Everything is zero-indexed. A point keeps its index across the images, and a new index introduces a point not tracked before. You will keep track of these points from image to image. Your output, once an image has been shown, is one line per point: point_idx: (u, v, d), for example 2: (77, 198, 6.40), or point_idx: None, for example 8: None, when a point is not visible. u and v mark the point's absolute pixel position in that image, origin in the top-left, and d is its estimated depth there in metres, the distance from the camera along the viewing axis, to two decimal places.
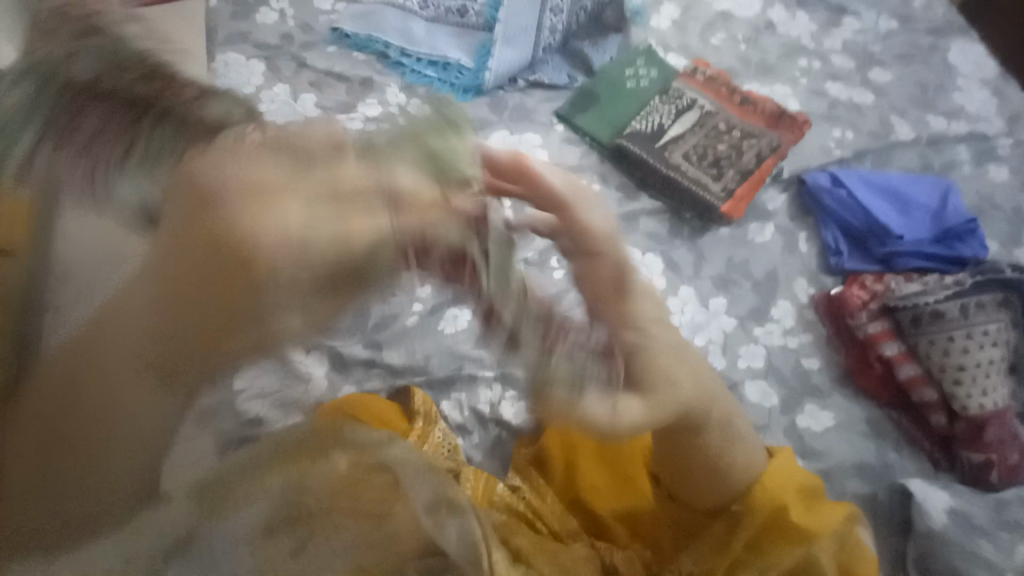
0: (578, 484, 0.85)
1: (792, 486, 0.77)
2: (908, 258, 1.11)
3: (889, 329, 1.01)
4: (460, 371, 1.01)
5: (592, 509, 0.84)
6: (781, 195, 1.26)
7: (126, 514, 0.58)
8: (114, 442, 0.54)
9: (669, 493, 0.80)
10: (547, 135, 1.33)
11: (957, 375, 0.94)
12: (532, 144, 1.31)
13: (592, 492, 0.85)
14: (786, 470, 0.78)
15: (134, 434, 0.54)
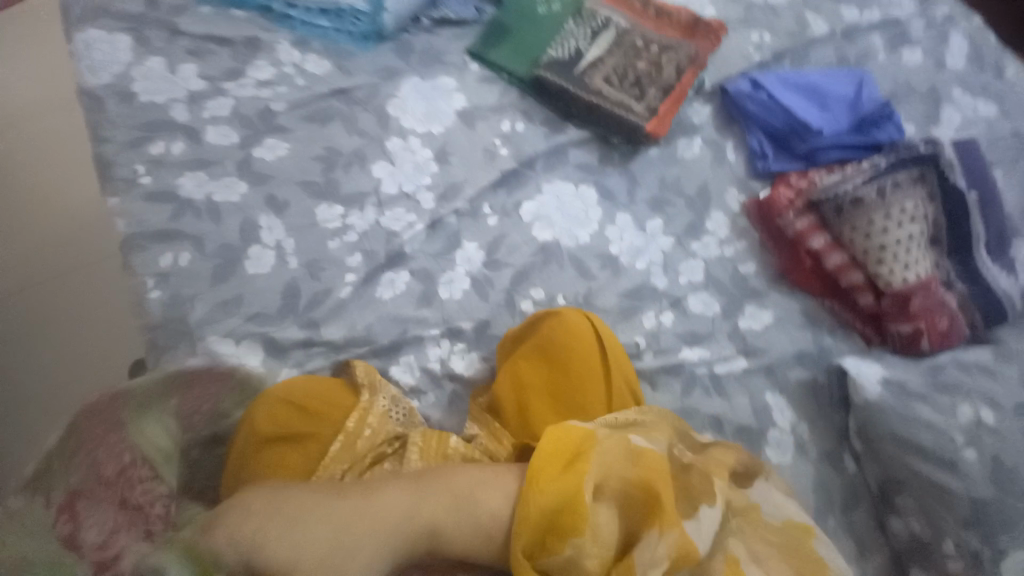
0: (530, 423, 0.82)
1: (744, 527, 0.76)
2: (829, 151, 1.13)
3: (815, 222, 1.05)
4: (405, 334, 0.97)
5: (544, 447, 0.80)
6: (706, 108, 1.24)
7: None
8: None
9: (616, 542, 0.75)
10: (463, 76, 1.24)
11: (879, 254, 0.98)
12: (447, 88, 1.23)
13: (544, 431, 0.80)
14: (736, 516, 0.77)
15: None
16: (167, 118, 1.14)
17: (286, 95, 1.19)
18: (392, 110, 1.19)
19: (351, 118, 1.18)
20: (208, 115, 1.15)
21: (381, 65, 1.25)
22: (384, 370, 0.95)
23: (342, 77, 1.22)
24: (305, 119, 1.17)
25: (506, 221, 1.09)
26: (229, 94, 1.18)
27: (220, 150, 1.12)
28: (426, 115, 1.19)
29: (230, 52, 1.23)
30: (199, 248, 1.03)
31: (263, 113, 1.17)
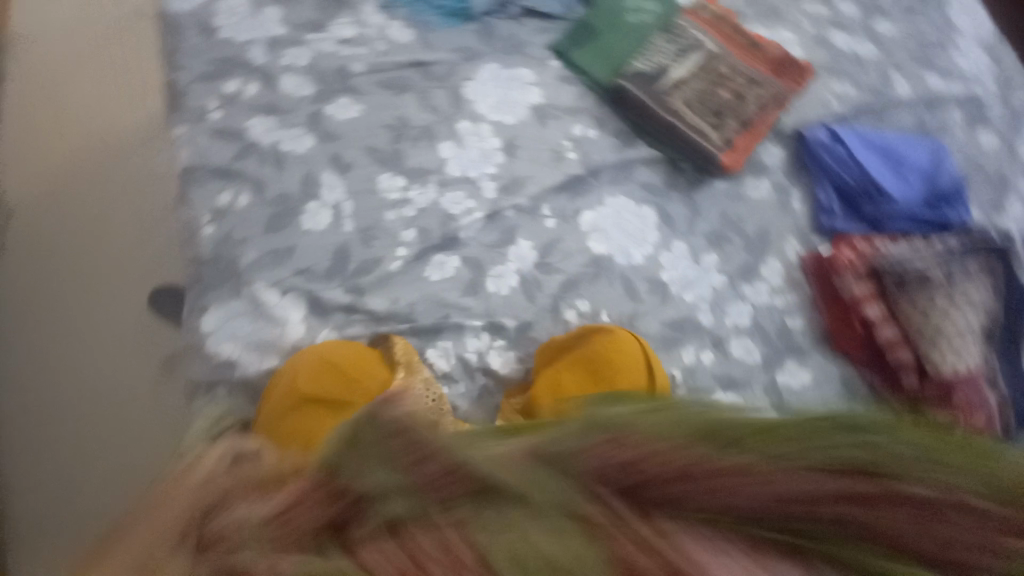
0: None
1: None
2: (896, 222, 1.13)
3: (874, 291, 1.07)
4: (448, 320, 0.98)
5: None
6: (779, 149, 1.22)
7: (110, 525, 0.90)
8: None
9: None
10: (542, 71, 1.23)
11: (931, 336, 1.01)
12: (525, 80, 1.21)
13: None
14: None
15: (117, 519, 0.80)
16: (244, 58, 1.13)
17: (364, 56, 1.18)
18: (467, 92, 1.18)
19: (426, 92, 1.17)
20: (285, 62, 1.14)
21: (463, 44, 1.23)
22: (421, 351, 0.96)
23: (423, 49, 1.21)
24: (380, 85, 1.16)
25: (563, 225, 1.09)
26: (308, 45, 1.17)
27: (291, 100, 1.11)
28: (500, 105, 1.18)
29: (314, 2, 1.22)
30: (259, 194, 1.02)
31: (339, 70, 1.16)
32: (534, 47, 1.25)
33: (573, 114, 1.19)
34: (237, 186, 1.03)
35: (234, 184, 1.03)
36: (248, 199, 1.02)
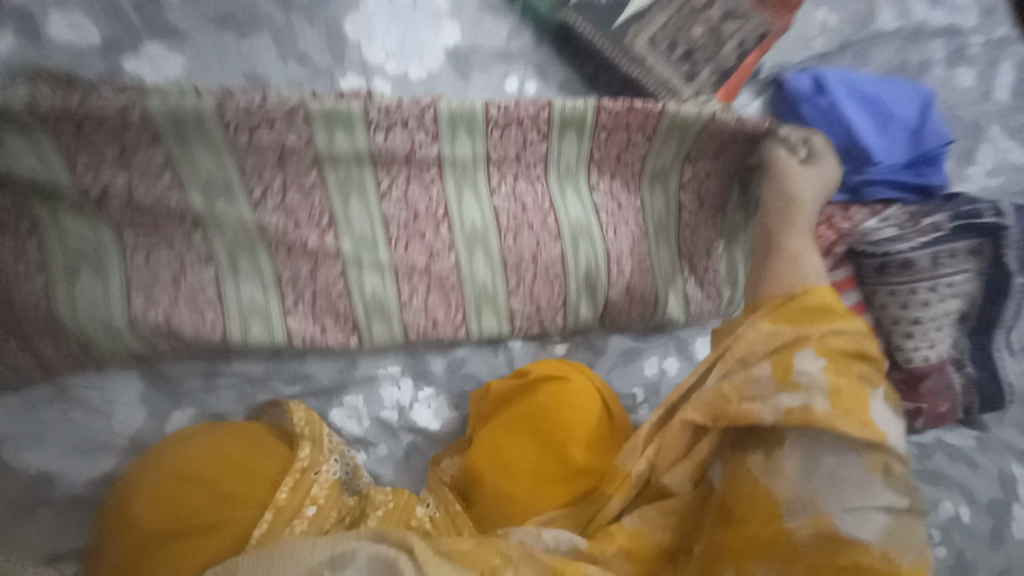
0: (505, 495, 0.67)
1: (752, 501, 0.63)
2: (877, 187, 0.97)
3: (851, 277, 0.91)
4: (354, 370, 0.75)
5: (497, 515, 0.68)
6: (754, 102, 1.02)
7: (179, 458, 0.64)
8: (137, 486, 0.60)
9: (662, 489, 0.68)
10: (661, 146, 0.85)
11: (909, 327, 0.88)
12: (694, 256, 0.89)
13: (504, 479, 0.68)
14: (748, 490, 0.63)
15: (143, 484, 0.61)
16: (285, 161, 0.72)
17: (315, 210, 0.73)
18: (514, 184, 0.81)
19: (443, 306, 0.77)
20: (248, 293, 0.70)
21: (484, 180, 0.80)
22: (323, 414, 0.74)
23: (346, 220, 0.74)
24: (310, 284, 0.73)
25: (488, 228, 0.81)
26: (373, 128, 0.73)
27: (222, 172, 0.70)
28: (630, 296, 0.85)
29: (246, 312, 0.70)
30: (131, 255, 0.68)
31: (365, 317, 0.74)
32: (614, 271, 0.83)
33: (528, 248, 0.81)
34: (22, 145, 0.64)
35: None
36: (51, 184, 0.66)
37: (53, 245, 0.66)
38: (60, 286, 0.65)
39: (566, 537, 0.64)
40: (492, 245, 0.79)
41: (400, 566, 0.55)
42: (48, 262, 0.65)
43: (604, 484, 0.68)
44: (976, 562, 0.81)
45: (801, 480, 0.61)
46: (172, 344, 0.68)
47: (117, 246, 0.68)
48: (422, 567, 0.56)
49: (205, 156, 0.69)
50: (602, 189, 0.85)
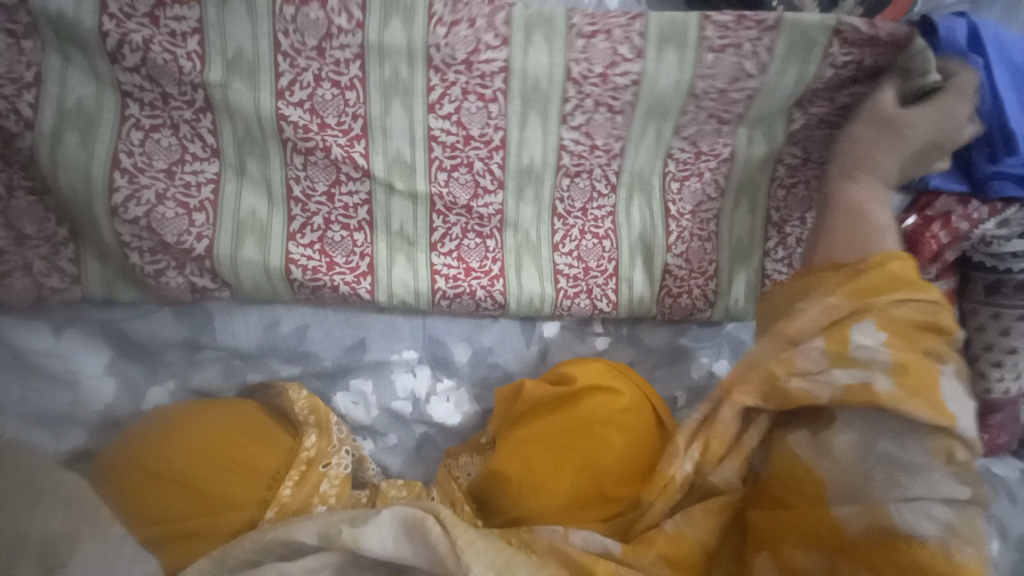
0: (527, 502, 0.59)
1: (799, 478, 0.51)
2: (1008, 183, 0.77)
3: (953, 289, 0.78)
4: (364, 351, 0.64)
5: (518, 520, 0.60)
6: None
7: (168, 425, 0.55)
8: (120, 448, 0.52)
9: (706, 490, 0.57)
10: (776, 82, 0.62)
11: (1003, 356, 0.76)
12: (790, 228, 0.71)
13: (528, 493, 0.59)
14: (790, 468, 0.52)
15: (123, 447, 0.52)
16: (327, 45, 0.55)
17: (346, 111, 0.58)
18: (591, 116, 0.63)
19: (485, 256, 0.64)
20: (245, 216, 0.58)
21: (557, 105, 0.62)
22: (326, 400, 0.63)
23: (381, 129, 0.59)
24: (325, 206, 0.59)
25: (537, 180, 0.65)
26: (435, 22, 0.56)
27: (256, 47, 0.54)
28: (688, 272, 0.71)
29: (241, 227, 0.58)
30: (126, 131, 0.55)
31: (386, 245, 0.61)
32: (672, 232, 0.70)
33: (584, 164, 0.66)
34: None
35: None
36: (69, 26, 0.50)
37: (46, 102, 0.52)
38: (47, 147, 0.53)
39: (597, 540, 0.54)
40: (545, 187, 0.65)
41: (429, 528, 0.49)
42: (36, 120, 0.52)
43: (643, 489, 0.57)
44: None
45: (850, 463, 0.48)
46: (151, 251, 0.57)
47: (116, 120, 0.54)
48: (451, 529, 0.49)
49: (239, 19, 0.53)
50: (688, 135, 0.66)
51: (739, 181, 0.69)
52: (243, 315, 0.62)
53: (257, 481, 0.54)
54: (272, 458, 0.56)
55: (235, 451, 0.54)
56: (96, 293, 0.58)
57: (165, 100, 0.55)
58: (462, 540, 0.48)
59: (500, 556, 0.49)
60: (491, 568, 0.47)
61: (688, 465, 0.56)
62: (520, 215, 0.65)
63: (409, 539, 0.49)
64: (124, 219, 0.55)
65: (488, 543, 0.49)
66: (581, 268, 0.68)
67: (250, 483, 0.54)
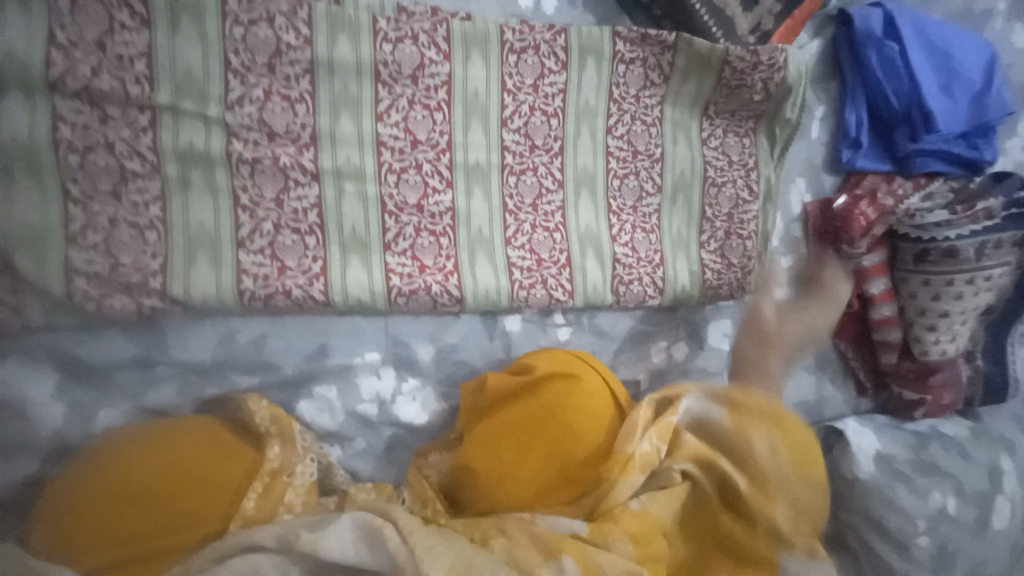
0: (495, 492, 0.60)
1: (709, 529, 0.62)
2: (928, 158, 0.85)
3: (884, 261, 0.83)
4: (326, 358, 0.63)
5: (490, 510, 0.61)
6: (814, 41, 0.85)
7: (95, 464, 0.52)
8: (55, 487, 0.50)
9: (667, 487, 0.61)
10: (678, 90, 0.73)
11: (935, 319, 0.81)
12: (718, 221, 0.78)
13: (495, 482, 0.60)
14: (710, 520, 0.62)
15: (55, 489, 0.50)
16: (278, 62, 0.57)
17: (297, 121, 0.59)
18: (529, 119, 0.69)
19: (442, 254, 0.66)
20: (191, 226, 0.56)
21: (497, 111, 0.67)
22: (289, 410, 0.63)
23: (329, 136, 0.60)
24: (274, 212, 0.59)
25: (486, 178, 0.68)
26: (381, 39, 0.61)
27: (205, 66, 0.55)
28: (637, 259, 0.75)
29: (192, 241, 0.56)
30: (64, 156, 0.52)
31: (338, 249, 0.61)
32: (614, 226, 0.74)
33: (527, 162, 0.69)
34: (3, 7, 0.49)
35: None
36: (7, 58, 0.49)
37: None
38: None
39: (566, 525, 0.57)
40: (492, 186, 0.68)
41: (384, 534, 0.51)
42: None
43: (603, 469, 0.60)
44: (948, 542, 0.84)
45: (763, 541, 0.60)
46: (98, 280, 0.53)
47: (50, 146, 0.52)
48: (407, 534, 0.51)
49: (188, 40, 0.54)
50: (621, 134, 0.73)
51: (672, 176, 0.75)
52: (198, 329, 0.58)
53: (212, 496, 0.52)
54: (231, 473, 0.54)
55: (186, 469, 0.52)
56: (32, 324, 0.53)
57: (106, 122, 0.53)
58: (419, 543, 0.50)
59: (458, 556, 0.51)
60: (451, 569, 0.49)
61: (646, 445, 0.61)
62: (471, 211, 0.67)
63: (364, 548, 0.50)
64: (79, 247, 0.53)
65: (447, 545, 0.52)
66: (535, 260, 0.70)
67: (202, 500, 0.52)
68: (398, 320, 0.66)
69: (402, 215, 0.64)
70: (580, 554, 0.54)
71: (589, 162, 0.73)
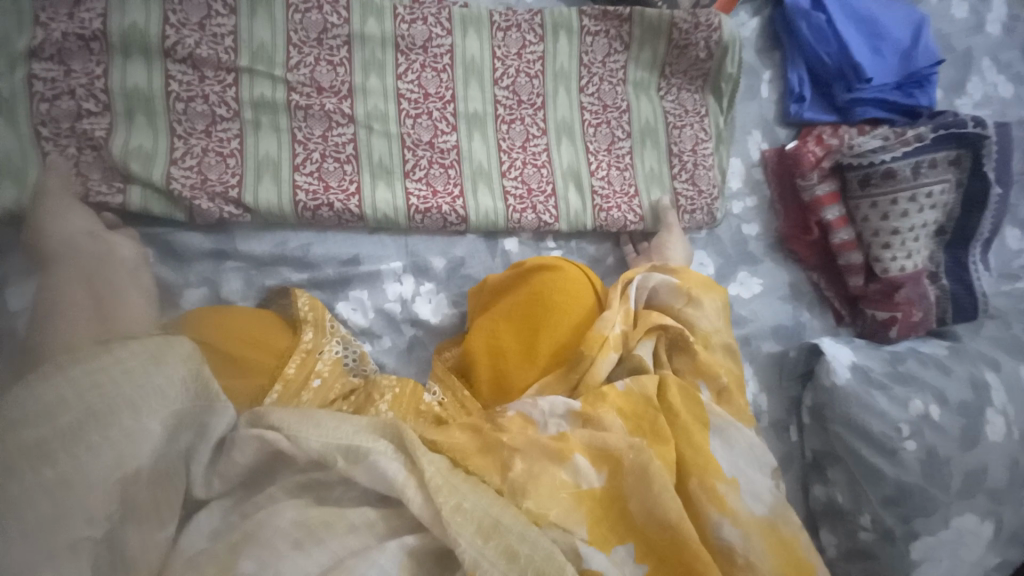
0: (502, 367, 0.70)
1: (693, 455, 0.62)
2: (867, 106, 0.99)
3: (835, 191, 0.95)
4: (357, 264, 0.78)
5: (500, 391, 0.70)
6: (753, 21, 1.04)
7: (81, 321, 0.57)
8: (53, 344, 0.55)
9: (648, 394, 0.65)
10: (638, 55, 0.91)
11: (888, 238, 0.92)
12: (684, 157, 0.92)
13: (502, 356, 0.71)
14: (689, 446, 0.63)
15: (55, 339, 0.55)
16: (324, 37, 0.77)
17: (337, 79, 0.77)
18: (516, 80, 0.86)
19: (447, 183, 0.81)
20: (255, 154, 0.74)
21: (489, 73, 0.85)
22: (327, 306, 0.76)
23: (362, 91, 0.78)
24: (320, 145, 0.76)
25: (482, 126, 0.84)
26: (398, 20, 0.80)
27: (274, 40, 0.75)
28: (612, 192, 0.88)
29: (259, 164, 0.73)
30: (171, 104, 0.71)
31: (369, 176, 0.77)
32: (592, 163, 0.88)
33: (516, 114, 0.86)
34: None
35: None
36: (139, 34, 0.70)
37: (115, 87, 0.69)
38: (121, 123, 0.70)
39: (562, 401, 0.63)
40: (488, 131, 0.84)
41: (407, 498, 0.51)
42: (111, 102, 0.69)
43: (585, 346, 0.68)
44: (940, 451, 0.82)
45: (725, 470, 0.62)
46: (192, 188, 0.71)
47: (164, 96, 0.71)
48: (434, 496, 0.51)
49: (263, 23, 0.75)
50: (592, 92, 0.89)
51: (639, 125, 0.91)
52: (259, 237, 0.75)
53: (246, 365, 0.64)
54: (269, 348, 0.66)
55: (238, 341, 0.65)
56: (139, 215, 0.70)
57: (203, 80, 0.72)
58: (446, 507, 0.51)
59: (488, 515, 0.52)
60: (479, 532, 0.51)
61: (618, 329, 0.70)
62: (472, 148, 0.83)
63: (390, 490, 0.53)
64: (179, 167, 0.71)
65: (474, 502, 0.53)
66: (526, 189, 0.84)
67: (237, 365, 0.63)
68: (414, 236, 0.81)
69: (417, 150, 0.80)
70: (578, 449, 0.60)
71: (568, 111, 0.89)
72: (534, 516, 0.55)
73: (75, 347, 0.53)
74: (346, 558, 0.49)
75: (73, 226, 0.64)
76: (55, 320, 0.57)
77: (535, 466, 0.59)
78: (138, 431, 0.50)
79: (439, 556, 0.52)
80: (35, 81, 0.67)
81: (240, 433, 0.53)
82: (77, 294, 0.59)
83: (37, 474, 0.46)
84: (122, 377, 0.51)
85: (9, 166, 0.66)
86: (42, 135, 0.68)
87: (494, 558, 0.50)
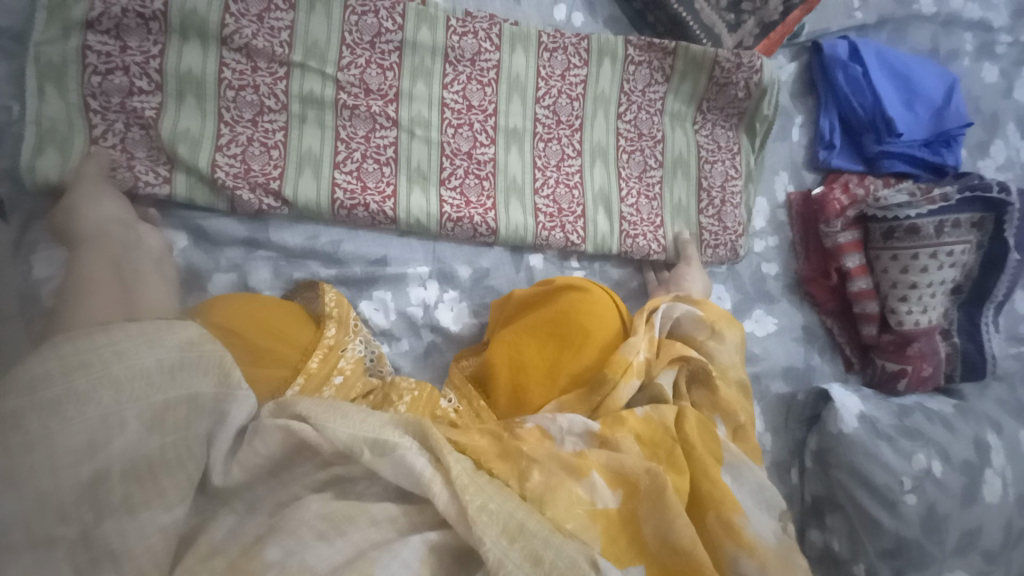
0: (520, 383, 0.71)
1: (710, 484, 0.62)
2: (895, 161, 1.00)
3: (857, 240, 0.96)
4: (385, 266, 0.78)
5: (517, 407, 0.71)
6: (791, 65, 1.06)
7: (102, 305, 0.58)
8: (70, 321, 0.55)
9: (666, 422, 0.65)
10: (680, 87, 0.93)
11: (906, 291, 0.93)
12: (713, 191, 0.94)
13: (521, 372, 0.71)
14: (707, 474, 0.63)
15: (77, 318, 0.56)
16: (377, 40, 0.78)
17: (386, 82, 0.79)
18: (557, 100, 0.88)
19: (481, 195, 0.82)
20: (296, 149, 0.74)
21: (533, 91, 0.86)
22: (351, 304, 0.77)
23: (408, 96, 0.80)
24: (363, 145, 0.77)
25: (520, 141, 0.85)
26: (451, 31, 0.82)
27: (328, 38, 0.76)
28: (639, 220, 0.89)
29: (302, 159, 0.74)
30: (222, 91, 0.72)
31: (406, 179, 0.78)
32: (623, 188, 0.89)
33: (554, 133, 0.87)
34: None
35: (25, 61, 0.67)
36: (199, 19, 0.71)
37: (169, 71, 0.71)
38: (172, 105, 0.71)
39: (580, 420, 0.63)
40: (524, 148, 0.85)
41: (433, 493, 0.51)
42: (163, 82, 0.71)
43: (608, 370, 0.68)
44: (941, 507, 0.82)
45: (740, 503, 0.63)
46: (234, 176, 0.72)
47: (215, 82, 0.72)
48: (461, 493, 0.51)
49: (320, 21, 0.76)
50: (629, 119, 0.91)
51: (672, 156, 0.93)
52: (291, 229, 0.76)
53: (270, 355, 0.64)
54: (292, 342, 0.67)
55: (265, 331, 0.65)
56: (179, 195, 0.71)
57: (255, 70, 0.74)
58: (472, 506, 0.51)
59: (513, 517, 0.52)
60: (504, 533, 0.51)
61: (642, 355, 0.71)
62: (508, 162, 0.84)
63: (415, 485, 0.53)
64: (224, 153, 0.72)
65: (499, 503, 0.53)
66: (557, 209, 0.85)
67: (262, 354, 0.64)
68: (442, 244, 0.82)
69: (455, 159, 0.81)
70: (596, 467, 0.61)
71: (604, 135, 0.90)
72: (557, 524, 0.54)
73: (92, 325, 0.53)
74: (368, 550, 0.50)
75: (108, 213, 0.65)
76: (85, 300, 0.58)
77: (552, 479, 0.59)
78: (138, 412, 0.50)
79: (458, 557, 0.52)
80: (89, 52, 0.68)
81: (264, 423, 0.53)
82: (105, 277, 0.61)
83: (51, 442, 0.46)
84: (113, 358, 0.50)
85: (59, 136, 0.67)
86: (91, 107, 0.69)
87: (519, 560, 0.50)
